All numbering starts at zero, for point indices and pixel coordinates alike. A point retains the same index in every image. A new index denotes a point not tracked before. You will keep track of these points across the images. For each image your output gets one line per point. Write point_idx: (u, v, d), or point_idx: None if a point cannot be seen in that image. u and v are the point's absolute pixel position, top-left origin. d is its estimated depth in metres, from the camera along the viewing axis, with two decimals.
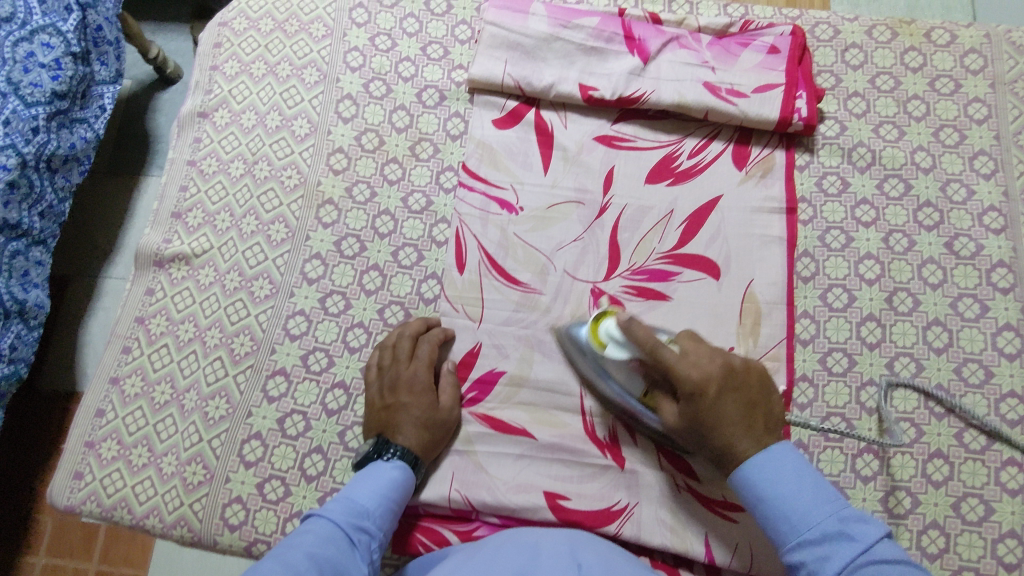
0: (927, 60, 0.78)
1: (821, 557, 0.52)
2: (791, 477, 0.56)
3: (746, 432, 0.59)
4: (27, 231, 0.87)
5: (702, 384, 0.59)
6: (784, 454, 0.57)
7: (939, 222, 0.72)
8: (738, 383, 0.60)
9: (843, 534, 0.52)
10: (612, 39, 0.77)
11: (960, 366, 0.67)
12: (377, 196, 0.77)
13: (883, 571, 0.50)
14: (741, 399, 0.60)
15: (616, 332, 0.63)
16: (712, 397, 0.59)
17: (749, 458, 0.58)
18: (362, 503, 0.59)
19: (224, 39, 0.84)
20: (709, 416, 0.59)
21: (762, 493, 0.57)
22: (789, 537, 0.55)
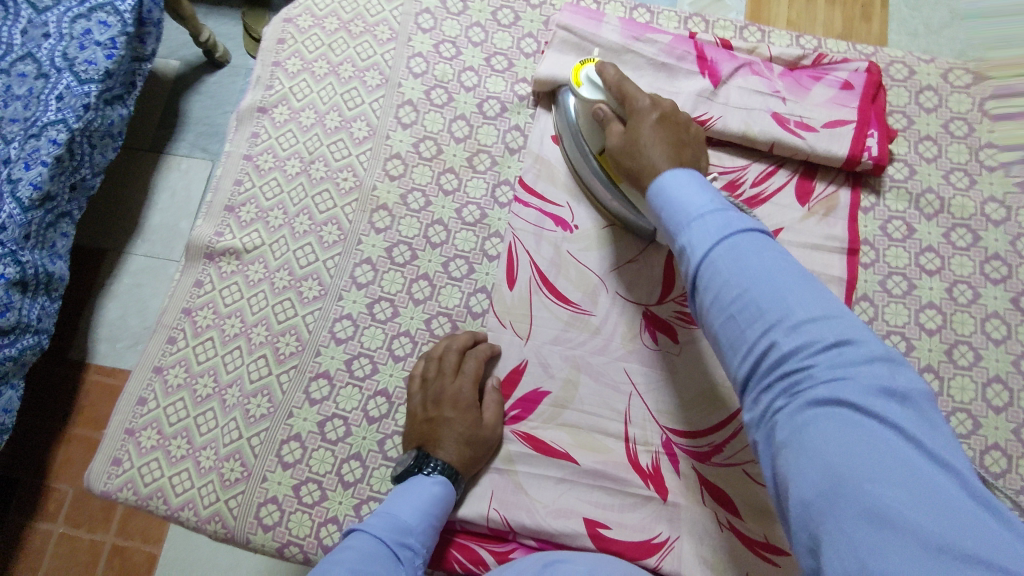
0: (1004, 108, 0.76)
1: (707, 244, 0.49)
2: (692, 189, 0.53)
3: (666, 155, 0.59)
4: (56, 204, 0.87)
5: (627, 142, 0.62)
6: (682, 175, 0.55)
7: (1007, 276, 0.70)
8: (670, 127, 0.62)
9: (726, 235, 0.49)
10: (684, 57, 0.76)
11: (1020, 427, 0.66)
12: (431, 205, 0.77)
13: (766, 268, 0.47)
14: (674, 140, 0.61)
15: (585, 99, 0.70)
16: (640, 126, 0.62)
17: (664, 178, 0.55)
18: (404, 519, 0.59)
19: (288, 35, 0.84)
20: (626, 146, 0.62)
21: (670, 198, 0.54)
22: (683, 232, 0.51)
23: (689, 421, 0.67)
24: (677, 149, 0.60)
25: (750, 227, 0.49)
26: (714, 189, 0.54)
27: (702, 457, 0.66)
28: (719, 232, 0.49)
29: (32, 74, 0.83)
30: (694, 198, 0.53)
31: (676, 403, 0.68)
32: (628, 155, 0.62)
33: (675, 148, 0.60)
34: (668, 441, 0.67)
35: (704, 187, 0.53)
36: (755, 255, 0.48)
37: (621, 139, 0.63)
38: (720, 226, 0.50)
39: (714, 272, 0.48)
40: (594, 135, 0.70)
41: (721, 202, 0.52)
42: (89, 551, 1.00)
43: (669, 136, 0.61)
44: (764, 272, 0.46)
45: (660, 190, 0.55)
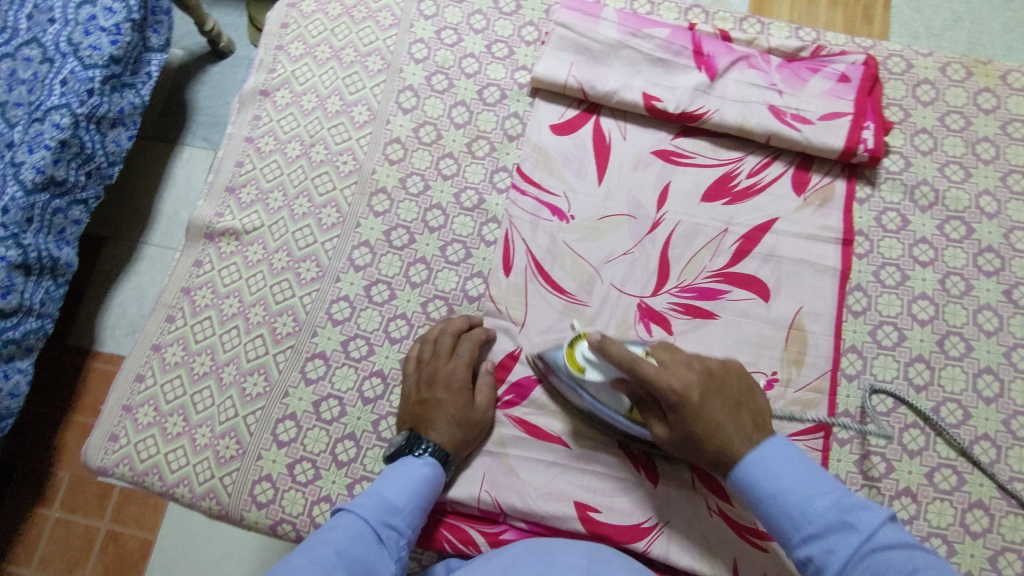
0: (1001, 103, 0.76)
1: (837, 559, 0.52)
2: (789, 469, 0.56)
3: (739, 432, 0.59)
4: (71, 188, 0.87)
5: (685, 398, 0.58)
6: (773, 446, 0.58)
7: (1000, 268, 0.71)
8: (715, 387, 0.60)
9: (851, 528, 0.53)
10: (681, 52, 0.76)
11: (1009, 418, 0.66)
12: (430, 189, 0.77)
13: (893, 559, 0.51)
14: (722, 398, 0.60)
15: (593, 356, 0.61)
16: (703, 402, 0.58)
17: (744, 458, 0.58)
18: (392, 500, 0.60)
19: (291, 19, 0.85)
20: (700, 424, 0.58)
21: (764, 476, 0.57)
22: (792, 534, 0.55)
23: None
24: (736, 406, 0.60)
25: (872, 509, 0.53)
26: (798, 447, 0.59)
27: None
28: (839, 513, 0.54)
29: (37, 59, 0.84)
30: (789, 478, 0.56)
31: None
32: (706, 430, 0.58)
33: (717, 392, 0.60)
34: None
35: (796, 462, 0.57)
36: (882, 559, 0.51)
37: (679, 419, 0.59)
38: (834, 505, 0.54)
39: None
40: (614, 399, 0.63)
41: (829, 488, 0.55)
42: (84, 535, 1.00)
43: (715, 395, 0.59)
44: (894, 557, 0.51)
45: (753, 463, 0.57)
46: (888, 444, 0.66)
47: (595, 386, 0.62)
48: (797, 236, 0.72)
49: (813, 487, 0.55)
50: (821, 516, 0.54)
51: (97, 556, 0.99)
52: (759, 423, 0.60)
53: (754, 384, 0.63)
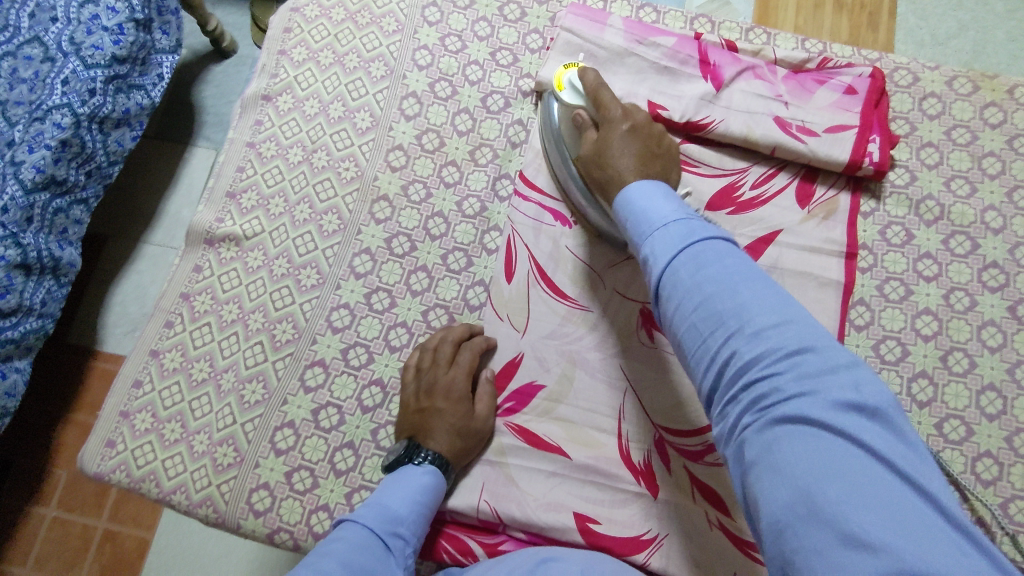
0: (1007, 117, 0.76)
1: (683, 269, 0.48)
2: (662, 202, 0.53)
3: (636, 160, 0.61)
4: (71, 188, 0.87)
5: (621, 117, 0.64)
6: (647, 185, 0.55)
7: (1005, 284, 0.70)
8: (645, 134, 0.64)
9: (691, 246, 0.48)
10: (687, 62, 0.76)
11: (1011, 435, 0.66)
12: (432, 197, 0.77)
13: (725, 273, 0.46)
14: (647, 140, 0.64)
15: (577, 80, 0.69)
16: (620, 129, 0.63)
17: (629, 185, 0.56)
18: (395, 509, 0.59)
19: (295, 24, 0.85)
20: (603, 158, 0.63)
21: (637, 210, 0.54)
22: (643, 246, 0.52)
23: (684, 421, 0.67)
24: (646, 148, 0.63)
25: (718, 235, 0.49)
26: (681, 198, 0.54)
27: (695, 456, 0.66)
28: (684, 239, 0.49)
29: (38, 58, 0.83)
30: (658, 206, 0.53)
31: (671, 403, 0.68)
32: (601, 155, 0.63)
33: (637, 133, 0.63)
34: (661, 440, 0.67)
35: (668, 197, 0.54)
36: (722, 267, 0.47)
37: (593, 145, 0.65)
38: (683, 235, 0.49)
39: (677, 283, 0.48)
40: (569, 141, 0.70)
41: (686, 212, 0.52)
42: (80, 535, 1.00)
43: (641, 132, 0.64)
44: (730, 280, 0.46)
45: (627, 203, 0.55)
46: None
47: (566, 117, 0.71)
48: (801, 248, 0.72)
49: (678, 212, 0.51)
50: (671, 242, 0.49)
51: (93, 557, 0.99)
52: (655, 173, 0.62)
53: (675, 164, 0.65)
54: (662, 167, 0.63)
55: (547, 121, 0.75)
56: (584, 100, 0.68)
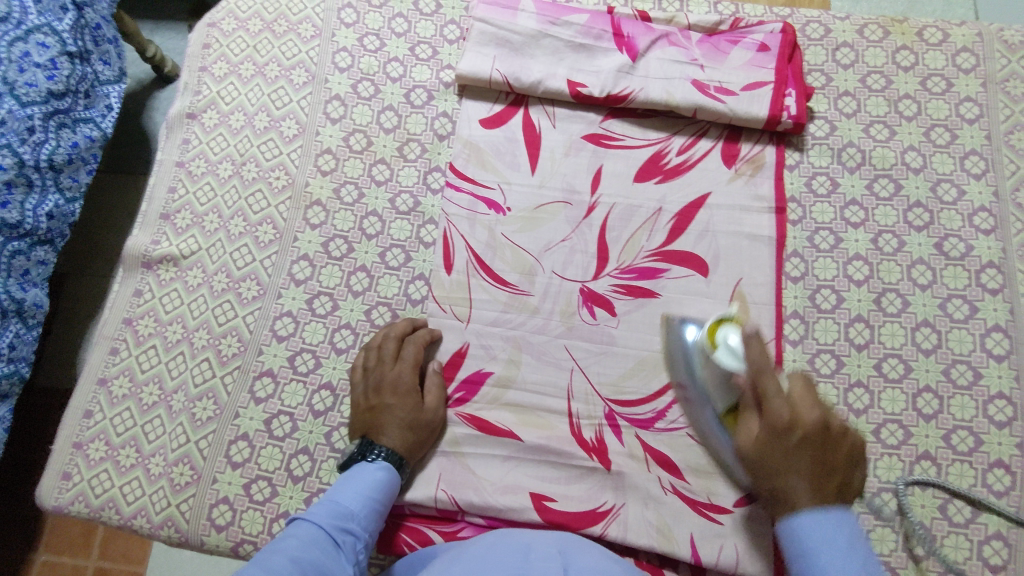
0: (919, 59, 0.77)
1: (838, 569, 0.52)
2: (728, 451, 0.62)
3: (807, 492, 0.56)
4: (29, 231, 0.86)
5: (793, 424, 0.57)
6: (834, 525, 0.54)
7: (929, 222, 0.72)
8: (823, 441, 0.57)
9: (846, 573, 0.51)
10: (601, 36, 0.77)
11: (948, 368, 0.67)
12: (365, 197, 0.77)
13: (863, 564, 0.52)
14: (821, 451, 0.57)
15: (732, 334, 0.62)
16: (783, 470, 0.57)
17: (798, 511, 0.56)
18: (346, 505, 0.60)
19: (212, 40, 0.84)
20: (767, 476, 0.58)
21: (810, 552, 0.54)
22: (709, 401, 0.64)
23: (631, 390, 0.68)
24: (818, 454, 0.57)
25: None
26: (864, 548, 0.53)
27: (646, 424, 0.67)
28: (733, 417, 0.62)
29: None
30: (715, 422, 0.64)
31: (618, 374, 0.69)
32: (770, 476, 0.58)
33: (821, 443, 0.57)
34: (611, 413, 0.68)
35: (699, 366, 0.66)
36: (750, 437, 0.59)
37: (754, 442, 0.59)
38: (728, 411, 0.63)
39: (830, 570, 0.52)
40: (720, 398, 0.63)
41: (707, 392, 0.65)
42: None
43: (812, 443, 0.57)
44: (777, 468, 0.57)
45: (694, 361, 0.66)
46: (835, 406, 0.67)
47: (713, 371, 0.63)
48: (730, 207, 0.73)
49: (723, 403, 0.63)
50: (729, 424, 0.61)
51: None
52: (840, 513, 0.55)
53: (851, 447, 0.58)
54: (840, 461, 0.57)
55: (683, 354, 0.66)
56: (742, 365, 0.60)
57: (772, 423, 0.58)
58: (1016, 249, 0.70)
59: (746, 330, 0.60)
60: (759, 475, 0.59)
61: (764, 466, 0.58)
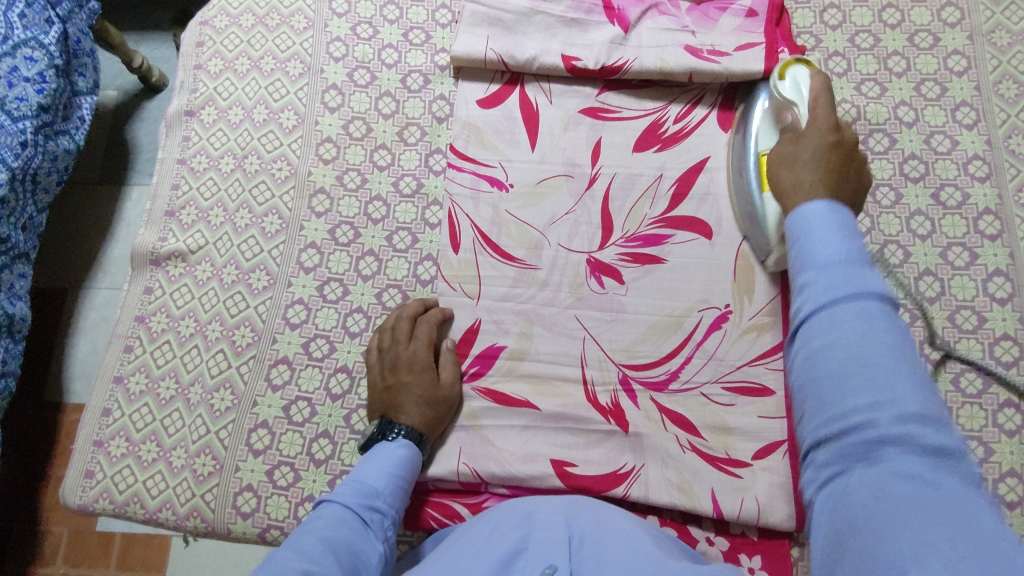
0: (905, 16, 0.79)
1: (812, 300, 0.41)
2: (858, 332, 0.38)
3: (819, 178, 0.54)
4: (11, 246, 0.86)
5: (822, 123, 0.59)
6: (829, 213, 0.44)
7: (925, 174, 0.73)
8: (846, 150, 0.56)
9: (839, 296, 0.39)
10: (592, 10, 0.78)
11: (953, 314, 0.68)
12: (368, 182, 0.78)
13: (871, 354, 0.37)
14: (842, 156, 0.56)
15: (799, 76, 0.66)
16: (802, 158, 0.57)
17: (806, 204, 0.45)
18: (371, 484, 0.60)
19: (206, 37, 0.85)
20: (783, 163, 0.59)
21: (806, 235, 0.44)
22: (801, 272, 0.43)
23: (643, 355, 0.69)
24: (839, 151, 0.56)
25: (928, 423, 0.35)
26: (863, 239, 0.42)
27: (660, 386, 0.68)
28: (831, 288, 0.40)
29: None
30: (824, 242, 0.42)
31: (629, 339, 0.70)
32: (789, 145, 0.59)
33: (840, 146, 0.56)
34: (626, 378, 0.69)
35: (838, 228, 0.43)
36: (866, 325, 0.38)
37: (785, 146, 0.60)
38: (834, 280, 0.40)
39: (806, 343, 0.40)
40: (767, 134, 0.69)
41: (858, 253, 0.41)
42: None
43: (831, 147, 0.56)
44: (862, 353, 0.38)
45: (798, 222, 0.45)
46: None
47: (777, 104, 0.67)
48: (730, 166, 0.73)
49: (891, 355, 0.37)
50: (819, 293, 0.40)
51: None
52: (845, 186, 0.54)
53: (863, 191, 0.56)
54: (851, 191, 0.54)
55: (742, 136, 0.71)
56: (801, 99, 0.64)
57: (813, 116, 0.61)
58: (1012, 194, 0.71)
59: (818, 75, 0.64)
60: (772, 160, 0.60)
61: (787, 163, 0.58)
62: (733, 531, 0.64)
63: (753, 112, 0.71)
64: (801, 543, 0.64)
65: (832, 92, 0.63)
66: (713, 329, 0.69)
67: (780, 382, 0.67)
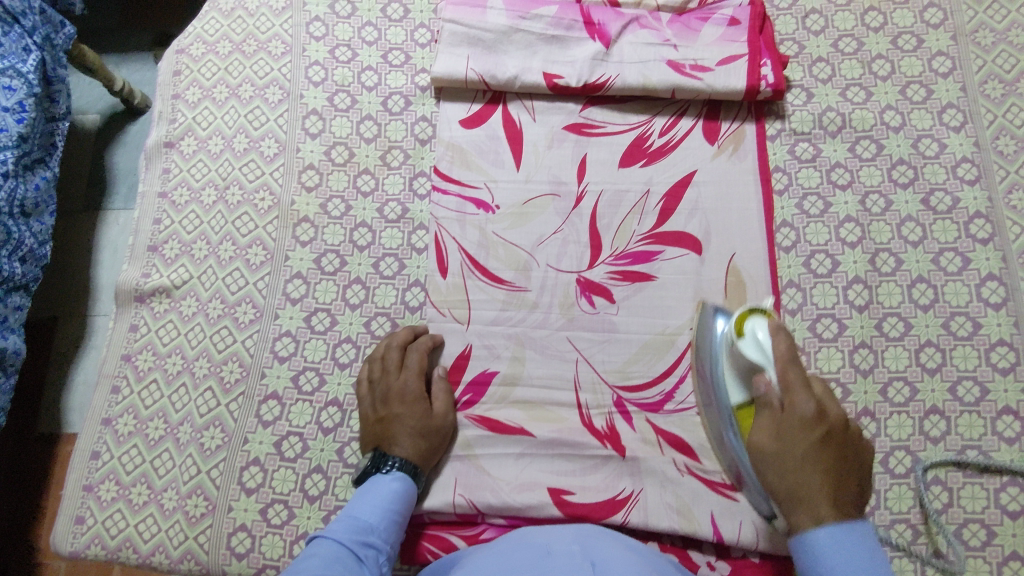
0: (888, 18, 0.78)
1: (824, 559, 0.54)
2: (847, 552, 0.53)
3: (825, 497, 0.56)
4: (7, 278, 0.84)
5: (814, 419, 0.58)
6: (834, 538, 0.54)
7: (914, 178, 0.72)
8: (841, 439, 0.58)
9: (834, 538, 0.54)
10: (572, 26, 0.77)
11: (948, 321, 0.67)
12: (352, 209, 0.77)
13: (855, 559, 0.53)
14: (839, 466, 0.57)
15: (761, 331, 0.60)
16: (791, 417, 0.59)
17: (815, 527, 0.55)
18: (366, 520, 0.59)
19: (183, 66, 0.83)
20: (783, 468, 0.58)
21: (820, 565, 0.54)
22: (812, 570, 0.54)
23: (638, 375, 0.68)
24: (837, 467, 0.57)
25: None
26: (875, 556, 0.53)
27: (655, 407, 0.67)
28: (852, 564, 0.53)
29: None
30: (844, 572, 0.52)
31: (623, 360, 0.69)
32: (783, 474, 0.58)
33: (827, 429, 0.58)
34: (620, 399, 0.68)
35: (856, 540, 0.54)
36: (847, 549, 0.53)
37: (773, 438, 0.59)
38: (845, 543, 0.54)
39: (812, 548, 0.55)
40: (737, 390, 0.62)
41: (867, 549, 0.53)
42: None
43: (824, 458, 0.58)
44: (865, 561, 0.53)
45: (813, 547, 0.55)
46: (841, 369, 0.67)
47: (735, 359, 0.62)
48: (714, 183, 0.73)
49: (870, 574, 0.52)
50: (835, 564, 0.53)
51: None
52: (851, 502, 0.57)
53: (863, 459, 0.59)
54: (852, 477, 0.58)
55: (709, 353, 0.65)
56: (770, 365, 0.60)
57: (792, 400, 0.59)
58: (1002, 196, 0.70)
59: (781, 330, 0.60)
60: (762, 463, 0.59)
61: (784, 468, 0.58)
62: (734, 555, 0.63)
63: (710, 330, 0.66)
64: None
65: (798, 357, 0.60)
66: None
67: None
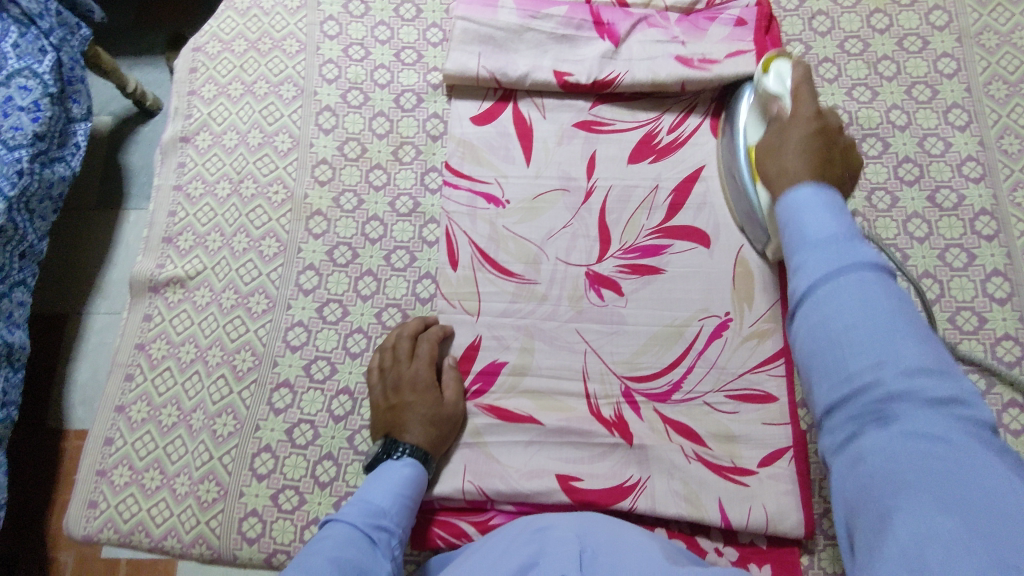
0: (893, 21, 0.79)
1: (812, 315, 0.41)
2: (817, 217, 0.45)
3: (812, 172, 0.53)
4: (9, 274, 0.86)
5: (807, 117, 0.58)
6: (819, 194, 0.46)
7: (920, 176, 0.73)
8: (826, 127, 0.57)
9: (829, 264, 0.42)
10: (582, 25, 0.78)
11: (953, 316, 0.68)
12: (365, 203, 0.78)
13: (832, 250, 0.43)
14: (828, 155, 0.55)
15: (784, 66, 0.64)
16: (798, 122, 0.58)
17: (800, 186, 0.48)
18: (378, 503, 0.60)
19: (199, 63, 0.85)
20: (771, 155, 0.59)
21: (800, 211, 0.46)
22: (797, 249, 0.44)
23: (646, 365, 0.69)
24: (826, 147, 0.56)
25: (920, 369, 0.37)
26: (850, 215, 0.45)
27: (663, 397, 0.68)
28: (830, 262, 0.42)
29: None
30: (817, 222, 0.44)
31: (631, 351, 0.70)
32: (773, 154, 0.58)
33: (822, 128, 0.57)
34: (628, 390, 0.69)
35: (830, 209, 0.45)
36: (859, 289, 0.40)
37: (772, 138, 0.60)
38: (833, 255, 0.42)
39: (805, 320, 0.41)
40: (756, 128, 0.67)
41: (850, 230, 0.43)
42: None
43: (817, 146, 0.56)
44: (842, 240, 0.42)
45: (787, 208, 0.47)
46: None
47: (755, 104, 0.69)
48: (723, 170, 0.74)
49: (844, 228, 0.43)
50: (817, 270, 0.42)
51: None
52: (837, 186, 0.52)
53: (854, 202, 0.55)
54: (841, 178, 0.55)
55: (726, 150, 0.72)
56: (786, 91, 0.62)
57: (797, 102, 0.60)
58: (1007, 194, 0.72)
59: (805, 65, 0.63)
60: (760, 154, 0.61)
61: (782, 151, 0.57)
62: (742, 541, 0.64)
63: (742, 110, 0.71)
64: (810, 551, 0.64)
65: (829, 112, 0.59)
66: (714, 338, 0.69)
67: (783, 389, 0.67)
